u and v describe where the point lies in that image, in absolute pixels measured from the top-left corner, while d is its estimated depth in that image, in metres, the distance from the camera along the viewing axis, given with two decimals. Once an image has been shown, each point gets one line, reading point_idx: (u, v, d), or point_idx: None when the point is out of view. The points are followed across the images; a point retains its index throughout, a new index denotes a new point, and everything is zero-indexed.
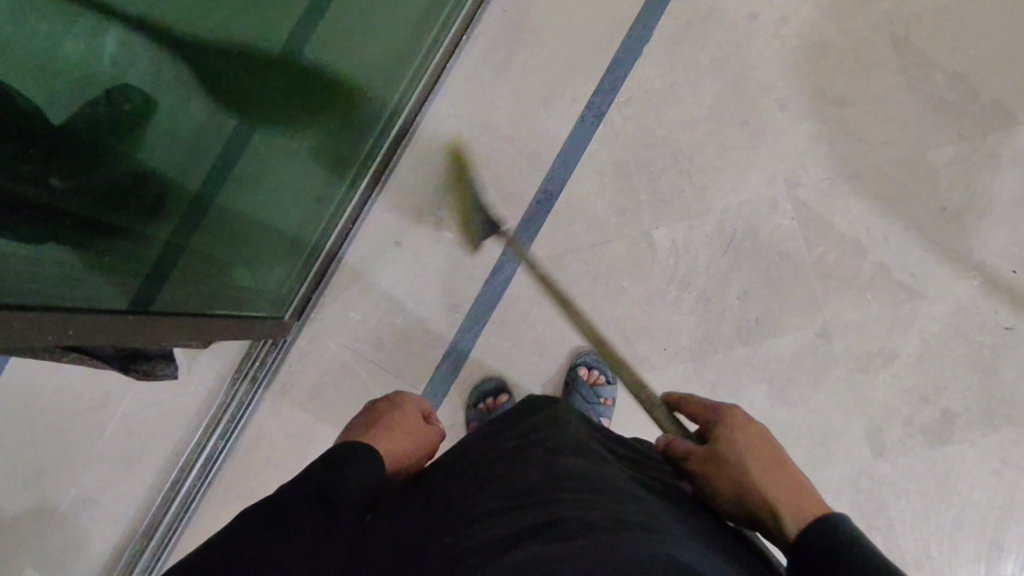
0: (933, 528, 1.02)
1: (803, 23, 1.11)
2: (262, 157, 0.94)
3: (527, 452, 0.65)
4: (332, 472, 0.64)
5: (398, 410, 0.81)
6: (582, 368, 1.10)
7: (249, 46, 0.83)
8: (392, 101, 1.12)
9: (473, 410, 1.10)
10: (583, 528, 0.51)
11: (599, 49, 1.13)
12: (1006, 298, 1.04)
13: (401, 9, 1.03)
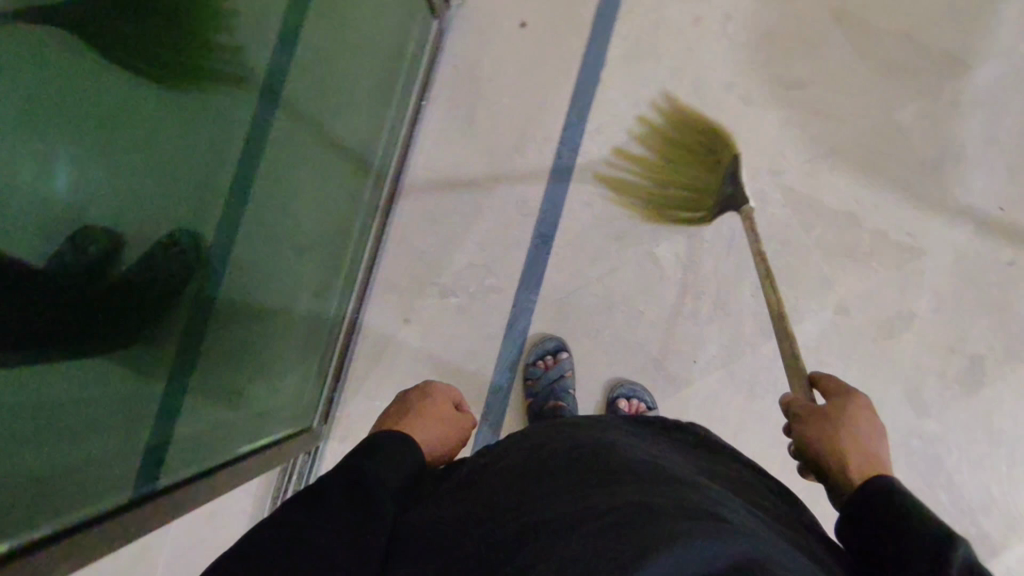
0: (990, 471, 1.05)
1: (746, 16, 1.13)
2: (255, 260, 0.92)
3: (589, 453, 0.65)
4: (370, 458, 0.67)
5: (430, 400, 0.84)
6: (621, 401, 1.07)
7: (214, 101, 0.80)
8: (367, 184, 1.11)
9: (531, 367, 1.08)
10: (650, 513, 0.52)
11: (559, 84, 1.13)
12: (1000, 235, 1.08)
13: (355, 92, 1.03)
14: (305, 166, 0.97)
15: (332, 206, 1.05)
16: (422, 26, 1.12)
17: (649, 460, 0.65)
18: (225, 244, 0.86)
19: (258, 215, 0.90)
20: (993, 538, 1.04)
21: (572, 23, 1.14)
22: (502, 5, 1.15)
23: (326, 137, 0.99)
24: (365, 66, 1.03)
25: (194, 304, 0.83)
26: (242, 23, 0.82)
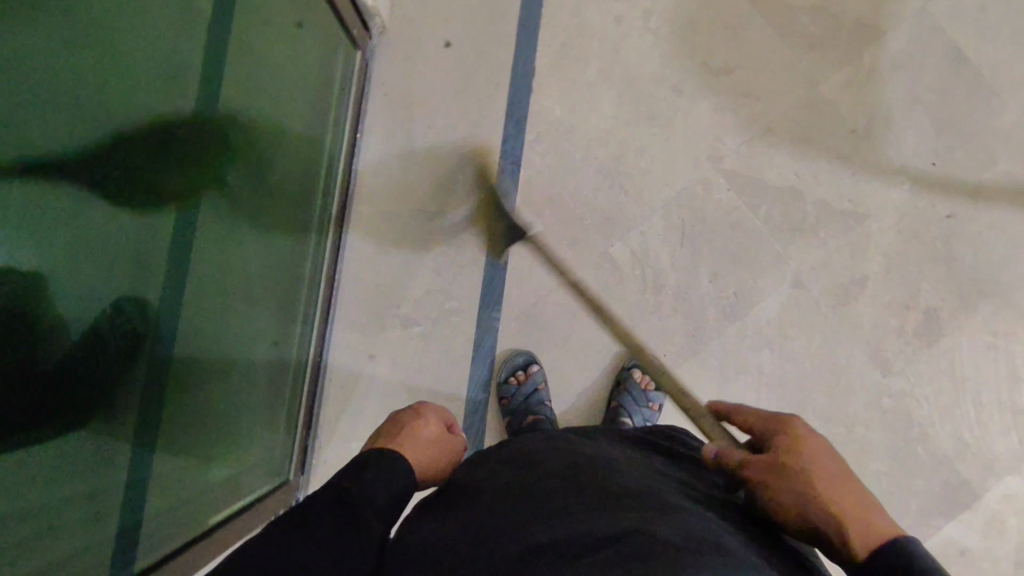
0: (961, 419, 1.07)
1: (665, 10, 1.14)
2: (208, 313, 0.89)
3: (588, 473, 0.64)
4: (361, 476, 0.64)
5: (424, 419, 0.81)
6: (636, 371, 1.08)
7: (157, 141, 0.76)
8: (312, 224, 1.09)
9: (504, 385, 1.06)
10: (656, 546, 0.50)
11: (492, 98, 1.13)
12: (938, 189, 1.10)
13: (284, 131, 1.01)
14: (245, 212, 0.95)
15: (278, 251, 1.02)
16: (345, 59, 1.10)
17: (646, 480, 0.64)
18: (176, 295, 0.83)
19: (206, 266, 0.88)
20: (973, 484, 1.06)
21: (497, 37, 1.14)
22: (424, 27, 1.15)
23: (261, 181, 0.98)
24: (291, 106, 1.02)
25: (151, 363, 0.79)
26: (169, 40, 0.77)
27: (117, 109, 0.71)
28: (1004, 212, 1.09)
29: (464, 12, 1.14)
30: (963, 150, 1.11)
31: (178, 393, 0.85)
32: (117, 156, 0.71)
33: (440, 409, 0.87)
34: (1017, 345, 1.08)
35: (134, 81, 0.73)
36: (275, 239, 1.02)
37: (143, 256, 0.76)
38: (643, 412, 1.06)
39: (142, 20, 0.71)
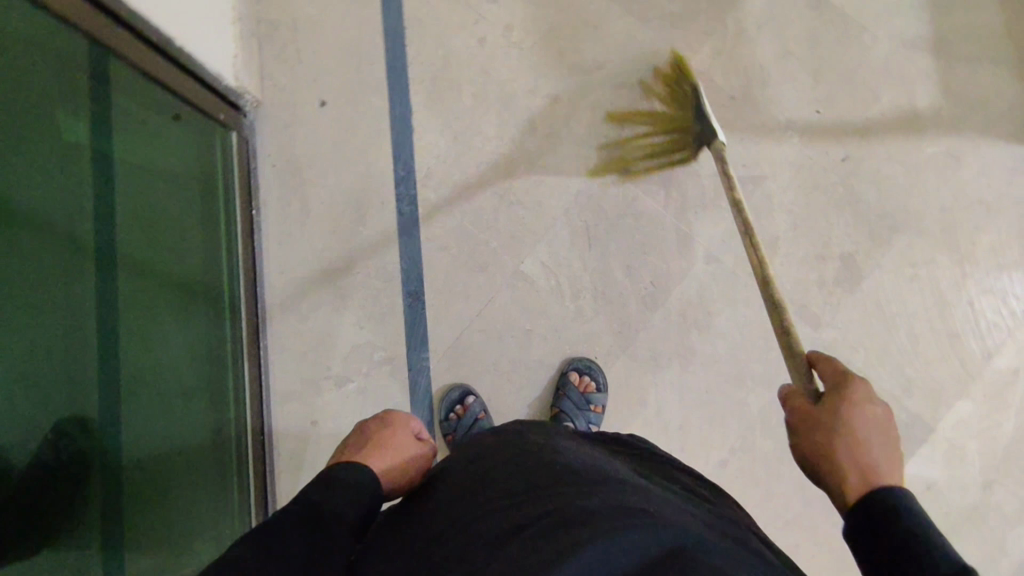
0: (898, 356, 1.07)
1: (525, 22, 1.16)
2: (147, 395, 0.93)
3: (530, 456, 0.64)
4: (328, 492, 0.62)
5: (390, 431, 0.80)
6: (574, 373, 1.08)
7: (66, 241, 0.80)
8: (224, 306, 1.10)
9: (445, 421, 1.09)
10: (588, 514, 0.51)
11: (376, 146, 1.15)
12: (827, 136, 1.11)
13: (176, 217, 1.02)
14: (158, 298, 0.97)
15: (193, 335, 1.04)
16: (222, 142, 1.11)
17: (589, 460, 0.64)
18: (113, 380, 0.87)
19: (135, 353, 0.91)
20: (925, 417, 1.06)
21: (369, 86, 1.16)
22: (297, 92, 1.16)
23: (162, 277, 0.99)
24: (180, 191, 1.03)
25: (101, 450, 0.84)
26: (56, 140, 0.80)
27: (28, 218, 0.74)
28: (896, 144, 1.10)
29: (332, 69, 1.16)
30: (843, 92, 1.11)
31: (132, 470, 0.89)
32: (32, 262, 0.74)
33: (409, 418, 0.86)
34: (936, 272, 1.08)
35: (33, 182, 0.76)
36: (188, 324, 1.03)
37: (70, 347, 0.80)
38: (586, 414, 1.06)
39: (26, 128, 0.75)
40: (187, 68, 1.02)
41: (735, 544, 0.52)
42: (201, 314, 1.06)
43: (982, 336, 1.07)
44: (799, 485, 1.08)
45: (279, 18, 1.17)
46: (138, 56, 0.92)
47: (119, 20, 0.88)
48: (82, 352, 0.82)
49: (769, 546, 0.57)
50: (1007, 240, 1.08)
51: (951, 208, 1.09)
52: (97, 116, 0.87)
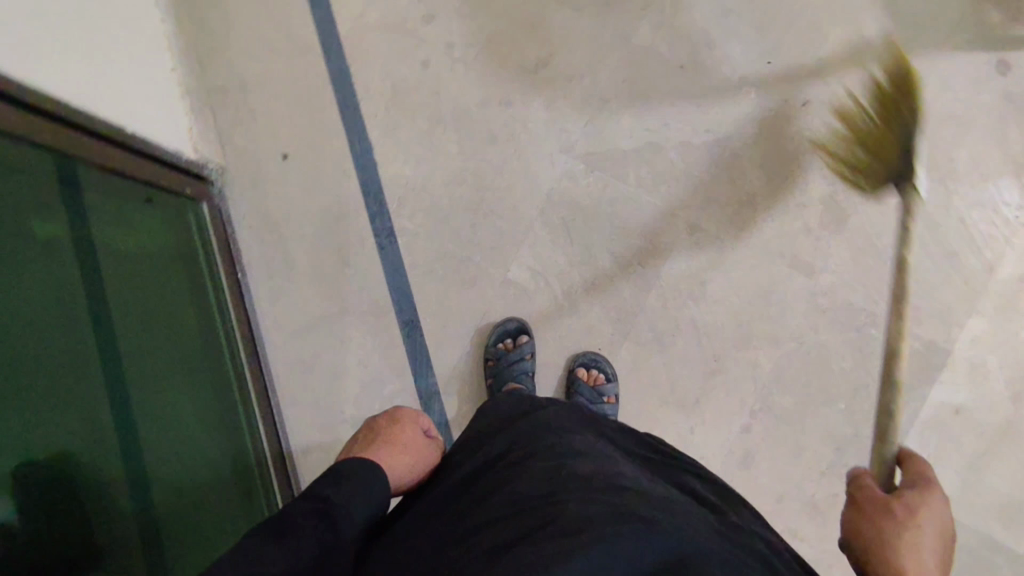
0: (899, 287, 1.06)
1: (464, 36, 1.16)
2: (169, 464, 0.94)
3: (540, 454, 0.68)
4: (338, 487, 0.67)
5: (399, 428, 0.85)
6: (581, 370, 1.09)
7: (65, 329, 0.81)
8: (229, 369, 1.11)
9: (493, 348, 1.09)
10: (588, 527, 0.55)
11: (345, 187, 1.16)
12: (784, 85, 1.10)
13: (169, 288, 1.03)
14: (165, 369, 0.98)
15: (206, 400, 1.05)
16: (195, 216, 1.12)
17: (596, 457, 0.68)
18: (133, 457, 0.87)
19: (151, 426, 0.92)
20: (940, 342, 1.05)
21: (326, 130, 1.17)
22: (258, 150, 1.18)
23: (166, 347, 0.99)
24: (167, 262, 1.05)
25: (133, 523, 0.85)
26: (43, 235, 0.81)
27: (25, 314, 0.76)
28: (854, 78, 1.09)
29: (288, 121, 1.18)
30: (790, 38, 1.10)
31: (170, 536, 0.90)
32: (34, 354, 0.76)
33: (417, 413, 0.91)
34: (920, 196, 1.07)
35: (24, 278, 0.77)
36: (199, 390, 1.04)
37: (85, 430, 0.81)
38: (602, 407, 1.06)
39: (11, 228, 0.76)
40: (150, 153, 1.03)
41: (719, 546, 0.57)
42: (211, 382, 1.07)
43: (980, 251, 1.05)
44: (827, 435, 1.06)
45: (227, 83, 1.19)
46: (105, 155, 0.93)
47: (83, 127, 0.89)
48: (111, 458, 0.84)
49: (746, 538, 0.63)
50: (986, 150, 1.06)
51: (923, 129, 1.07)
52: (75, 219, 0.87)
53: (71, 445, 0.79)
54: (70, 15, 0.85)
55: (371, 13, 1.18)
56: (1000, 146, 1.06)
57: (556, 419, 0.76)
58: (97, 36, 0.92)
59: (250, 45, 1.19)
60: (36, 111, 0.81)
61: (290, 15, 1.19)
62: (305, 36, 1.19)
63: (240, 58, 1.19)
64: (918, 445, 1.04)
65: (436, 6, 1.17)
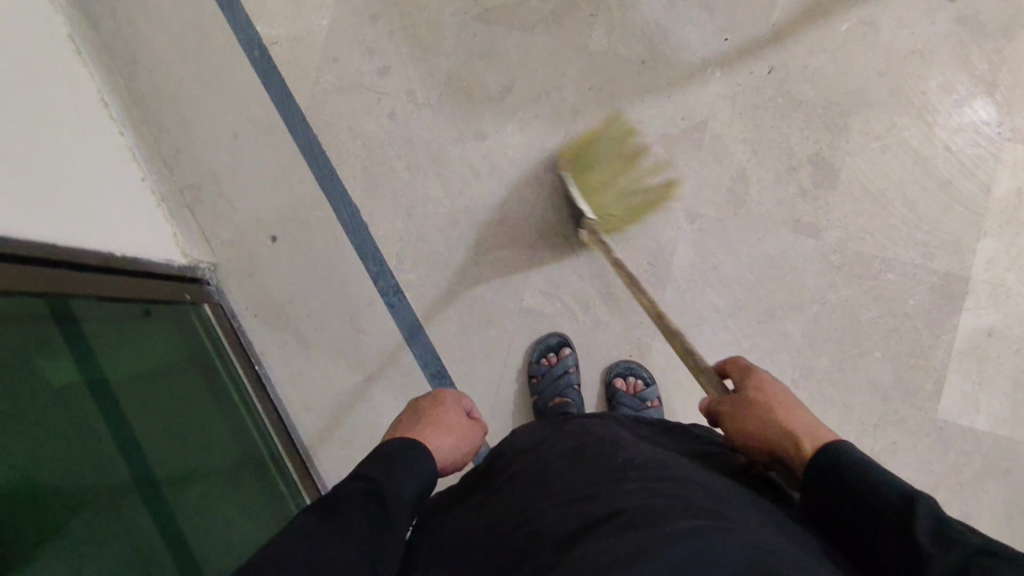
0: (903, 226, 1.07)
1: (422, 80, 1.16)
2: (218, 549, 0.89)
3: (591, 454, 0.69)
4: (388, 470, 0.66)
5: (444, 410, 0.84)
6: (619, 379, 1.08)
7: (94, 438, 0.78)
8: (265, 454, 1.08)
9: (536, 365, 1.08)
10: (654, 515, 0.55)
11: (340, 253, 1.15)
12: (745, 58, 1.11)
13: (188, 382, 1.00)
14: (201, 458, 0.95)
15: (245, 481, 1.01)
16: (200, 317, 1.10)
17: (652, 454, 0.68)
18: (182, 552, 0.83)
19: (193, 516, 0.88)
20: (955, 271, 1.05)
21: (309, 203, 1.16)
22: (246, 237, 1.16)
23: (197, 436, 0.96)
24: (179, 357, 1.02)
25: None
26: (57, 354, 0.79)
27: (53, 428, 0.73)
28: (811, 36, 1.10)
29: (268, 203, 1.16)
30: (740, 12, 1.11)
31: None
32: (68, 465, 0.72)
33: (460, 395, 0.92)
34: (902, 135, 1.08)
35: (46, 394, 0.74)
36: (238, 473, 1.00)
37: (131, 534, 0.77)
38: (647, 413, 1.05)
39: (26, 351, 0.74)
40: (144, 270, 1.01)
41: (784, 537, 0.55)
42: (247, 464, 1.04)
43: (972, 175, 1.06)
44: (871, 386, 1.06)
45: (200, 180, 1.18)
46: (101, 284, 0.91)
47: (74, 264, 0.87)
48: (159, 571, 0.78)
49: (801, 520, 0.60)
50: (954, 77, 1.08)
51: (888, 71, 1.08)
52: (89, 358, 0.85)
53: (121, 550, 0.75)
54: (35, 149, 0.84)
55: (325, 78, 1.17)
56: (966, 70, 1.07)
57: (601, 427, 0.77)
58: (65, 169, 0.90)
59: (214, 137, 1.18)
60: (32, 262, 0.79)
61: (246, 98, 1.18)
62: (266, 115, 1.18)
63: (206, 152, 1.18)
64: (962, 375, 1.04)
65: (388, 57, 1.16)
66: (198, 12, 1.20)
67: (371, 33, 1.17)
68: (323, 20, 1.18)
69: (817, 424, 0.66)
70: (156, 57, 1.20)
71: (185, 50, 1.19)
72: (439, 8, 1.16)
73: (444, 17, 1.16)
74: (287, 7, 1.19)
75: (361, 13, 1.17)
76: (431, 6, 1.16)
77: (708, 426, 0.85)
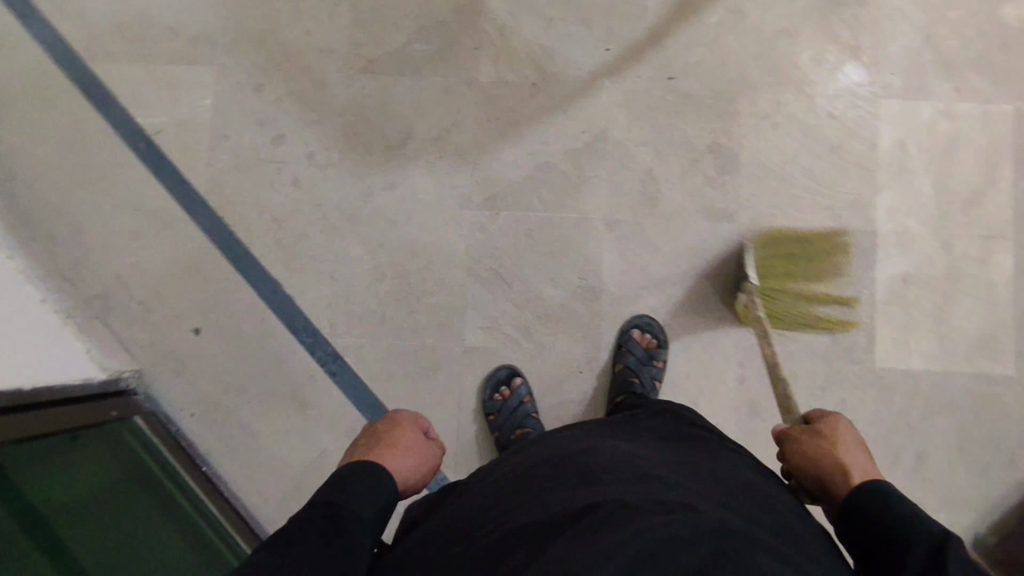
0: (808, 195, 1.11)
1: (319, 142, 1.14)
2: None
3: (567, 453, 0.70)
4: (345, 492, 0.68)
5: (401, 431, 0.85)
6: (635, 332, 1.09)
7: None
8: (230, 555, 1.00)
9: (490, 402, 1.08)
10: (630, 510, 0.57)
11: (269, 332, 1.11)
12: (630, 63, 1.14)
13: (132, 503, 0.95)
14: None
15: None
16: (134, 435, 1.03)
17: (623, 452, 0.70)
18: None
19: None
20: (863, 228, 1.11)
21: (227, 288, 1.12)
22: (167, 336, 1.11)
23: (143, 559, 0.91)
24: (118, 477, 0.97)
25: None
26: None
27: None
28: (686, 32, 1.14)
29: (185, 296, 1.12)
30: (616, 21, 1.14)
31: None
32: None
33: (416, 415, 0.92)
34: (789, 110, 1.13)
35: None
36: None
37: None
38: (650, 371, 1.06)
39: None
40: (60, 399, 0.93)
41: (747, 526, 0.59)
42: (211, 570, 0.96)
43: (858, 136, 1.12)
44: (813, 352, 1.09)
45: (106, 286, 1.12)
46: (14, 429, 0.82)
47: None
48: None
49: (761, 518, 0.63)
50: (823, 49, 1.13)
51: (763, 52, 1.13)
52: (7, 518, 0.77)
53: None
54: None
55: (219, 158, 1.14)
56: (832, 40, 1.13)
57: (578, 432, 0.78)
58: None
59: (113, 240, 1.12)
60: None
61: (140, 193, 1.13)
62: (164, 206, 1.13)
63: (107, 257, 1.12)
64: (889, 323, 1.09)
65: (281, 125, 1.14)
66: (71, 114, 1.14)
67: (258, 103, 1.14)
68: (206, 99, 1.14)
69: (872, 469, 0.71)
70: (35, 169, 1.14)
71: (66, 156, 1.14)
72: (323, 67, 1.15)
73: (328, 75, 1.15)
74: (164, 93, 1.15)
75: (243, 86, 1.14)
76: (314, 67, 1.15)
77: (683, 406, 0.88)
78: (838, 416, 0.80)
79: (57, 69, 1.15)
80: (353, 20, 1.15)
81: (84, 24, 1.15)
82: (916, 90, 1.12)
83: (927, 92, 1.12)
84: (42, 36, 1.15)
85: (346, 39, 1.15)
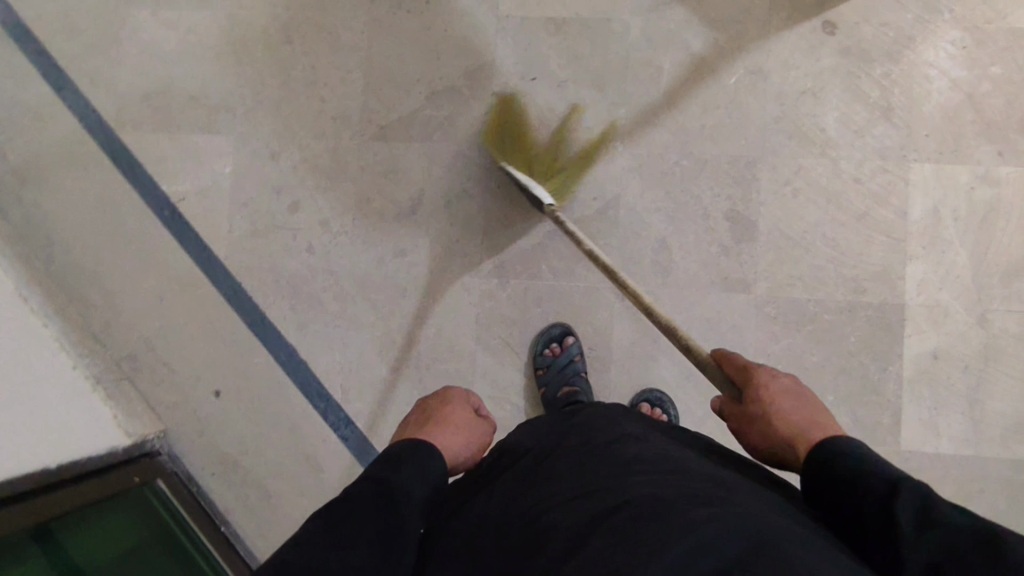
0: (829, 265, 1.06)
1: (332, 209, 1.16)
2: None
3: (597, 446, 0.68)
4: (398, 469, 0.66)
5: (451, 408, 0.85)
6: (643, 404, 1.07)
7: None
8: None
9: (541, 357, 1.08)
10: (664, 504, 0.55)
11: (284, 397, 1.14)
12: (644, 127, 1.10)
13: (157, 561, 1.00)
14: None
15: None
16: (156, 497, 1.08)
17: (654, 447, 0.67)
18: None
19: None
20: (890, 302, 1.05)
21: (245, 352, 1.15)
22: (189, 397, 1.16)
23: None
24: (143, 536, 1.02)
25: None
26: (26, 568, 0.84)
27: None
28: (703, 93, 1.10)
29: (206, 359, 1.16)
30: (630, 82, 1.11)
31: None
32: None
33: (465, 392, 0.92)
34: (812, 175, 1.08)
35: None
36: None
37: None
38: None
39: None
40: (86, 471, 0.97)
41: (796, 523, 0.56)
42: None
43: (886, 202, 1.06)
44: None
45: (135, 348, 1.18)
46: (43, 507, 0.87)
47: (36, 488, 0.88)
48: None
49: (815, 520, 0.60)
50: (850, 109, 1.07)
51: (785, 114, 1.08)
52: None
53: None
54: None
55: (238, 225, 1.17)
56: (861, 100, 1.07)
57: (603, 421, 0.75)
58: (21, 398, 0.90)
59: (142, 303, 1.18)
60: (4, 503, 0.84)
61: (165, 258, 1.18)
62: (187, 271, 1.17)
63: (136, 319, 1.18)
64: (917, 403, 1.04)
65: (296, 192, 1.16)
66: (102, 180, 1.20)
67: (274, 171, 1.17)
68: (226, 167, 1.18)
69: (816, 425, 0.69)
70: (69, 233, 1.19)
71: (98, 221, 1.19)
72: (336, 134, 1.16)
73: (342, 142, 1.16)
74: (187, 160, 1.19)
75: (261, 154, 1.17)
76: (327, 134, 1.16)
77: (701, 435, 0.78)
78: (757, 369, 0.76)
79: (90, 138, 1.20)
80: (366, 86, 1.16)
81: (114, 94, 1.20)
82: (953, 153, 1.05)
83: (965, 156, 1.05)
84: (75, 106, 1.20)
85: (359, 105, 1.16)
